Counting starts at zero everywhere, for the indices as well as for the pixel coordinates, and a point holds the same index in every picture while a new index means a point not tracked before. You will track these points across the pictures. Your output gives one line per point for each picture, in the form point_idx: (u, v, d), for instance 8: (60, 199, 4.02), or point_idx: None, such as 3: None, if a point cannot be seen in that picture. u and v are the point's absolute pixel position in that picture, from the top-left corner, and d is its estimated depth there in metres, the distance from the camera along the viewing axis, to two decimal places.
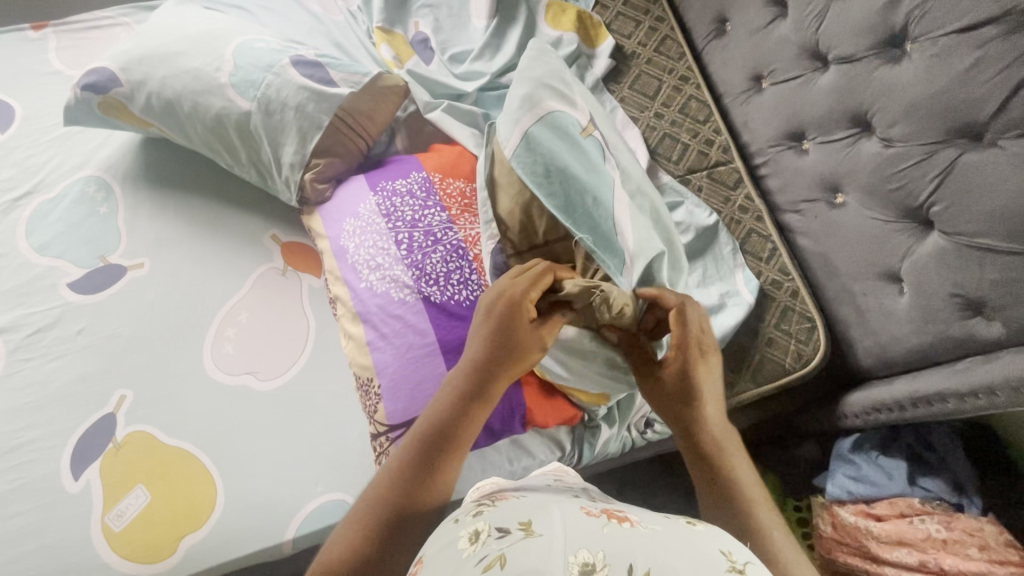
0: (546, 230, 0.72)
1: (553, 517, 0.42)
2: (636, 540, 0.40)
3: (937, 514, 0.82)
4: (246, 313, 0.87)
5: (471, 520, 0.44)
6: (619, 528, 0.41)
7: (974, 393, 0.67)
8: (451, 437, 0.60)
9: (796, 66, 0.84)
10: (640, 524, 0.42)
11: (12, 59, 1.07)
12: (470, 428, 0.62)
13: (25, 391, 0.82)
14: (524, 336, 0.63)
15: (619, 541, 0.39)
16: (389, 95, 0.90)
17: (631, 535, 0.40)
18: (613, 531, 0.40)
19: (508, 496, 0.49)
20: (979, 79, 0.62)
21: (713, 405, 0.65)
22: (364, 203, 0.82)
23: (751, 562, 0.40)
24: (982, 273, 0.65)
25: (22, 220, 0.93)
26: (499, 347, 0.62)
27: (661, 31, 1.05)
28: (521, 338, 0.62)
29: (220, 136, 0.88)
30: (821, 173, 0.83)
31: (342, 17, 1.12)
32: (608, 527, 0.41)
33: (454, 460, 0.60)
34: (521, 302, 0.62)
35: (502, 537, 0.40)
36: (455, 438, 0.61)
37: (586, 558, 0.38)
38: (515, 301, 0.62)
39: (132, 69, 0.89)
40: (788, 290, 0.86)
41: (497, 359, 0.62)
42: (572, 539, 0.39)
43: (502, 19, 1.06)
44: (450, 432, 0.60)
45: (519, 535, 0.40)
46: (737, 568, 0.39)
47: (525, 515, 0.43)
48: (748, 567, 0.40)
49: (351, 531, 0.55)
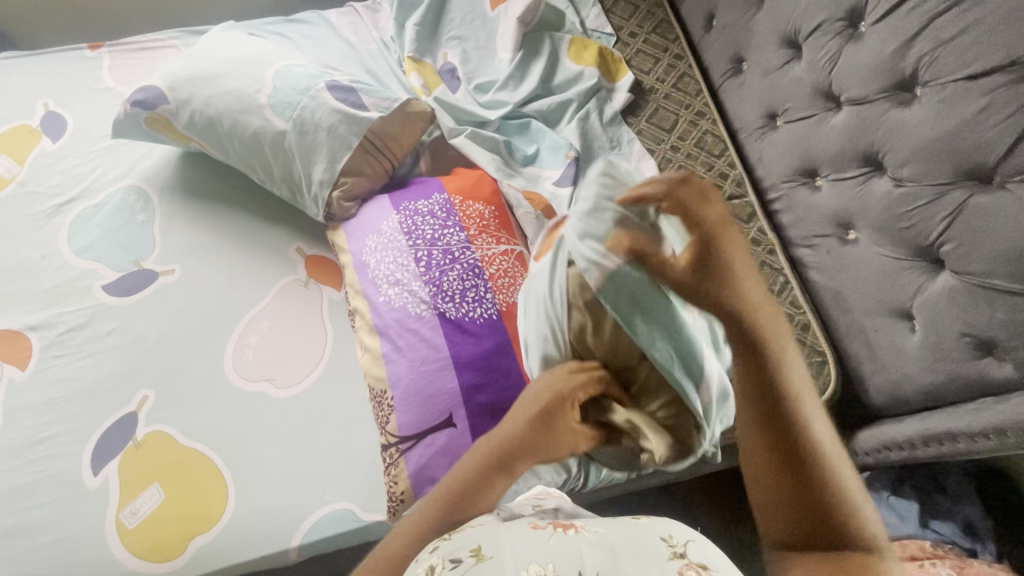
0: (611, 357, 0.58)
1: (502, 538, 0.46)
2: (581, 547, 0.44)
3: (949, 559, 0.78)
4: (267, 322, 0.91)
5: (427, 556, 0.46)
6: (564, 536, 0.46)
7: (984, 434, 0.67)
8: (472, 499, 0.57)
9: (810, 106, 0.87)
10: (584, 529, 0.47)
11: (68, 75, 1.15)
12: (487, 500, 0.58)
13: (54, 387, 0.85)
14: (558, 433, 0.57)
15: (566, 551, 0.44)
16: (416, 120, 0.94)
17: (577, 541, 0.45)
18: (559, 541, 0.45)
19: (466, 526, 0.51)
20: (987, 124, 0.64)
21: (754, 289, 0.50)
22: (386, 221, 0.86)
23: (692, 541, 0.46)
24: (992, 313, 0.66)
25: (65, 225, 0.98)
26: (532, 436, 0.57)
27: (679, 68, 1.09)
28: (556, 434, 0.57)
29: (255, 152, 0.93)
30: (833, 209, 0.84)
31: (376, 46, 1.19)
32: (554, 538, 0.46)
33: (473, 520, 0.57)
34: (570, 399, 0.57)
35: (454, 568, 0.43)
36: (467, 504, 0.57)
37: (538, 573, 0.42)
38: (555, 399, 0.56)
39: (179, 89, 0.95)
40: (799, 324, 0.87)
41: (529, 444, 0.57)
42: (522, 558, 0.43)
43: (526, 53, 1.11)
44: (470, 495, 0.57)
45: (471, 562, 0.43)
46: (677, 551, 0.44)
47: (477, 541, 0.46)
48: (688, 547, 0.45)
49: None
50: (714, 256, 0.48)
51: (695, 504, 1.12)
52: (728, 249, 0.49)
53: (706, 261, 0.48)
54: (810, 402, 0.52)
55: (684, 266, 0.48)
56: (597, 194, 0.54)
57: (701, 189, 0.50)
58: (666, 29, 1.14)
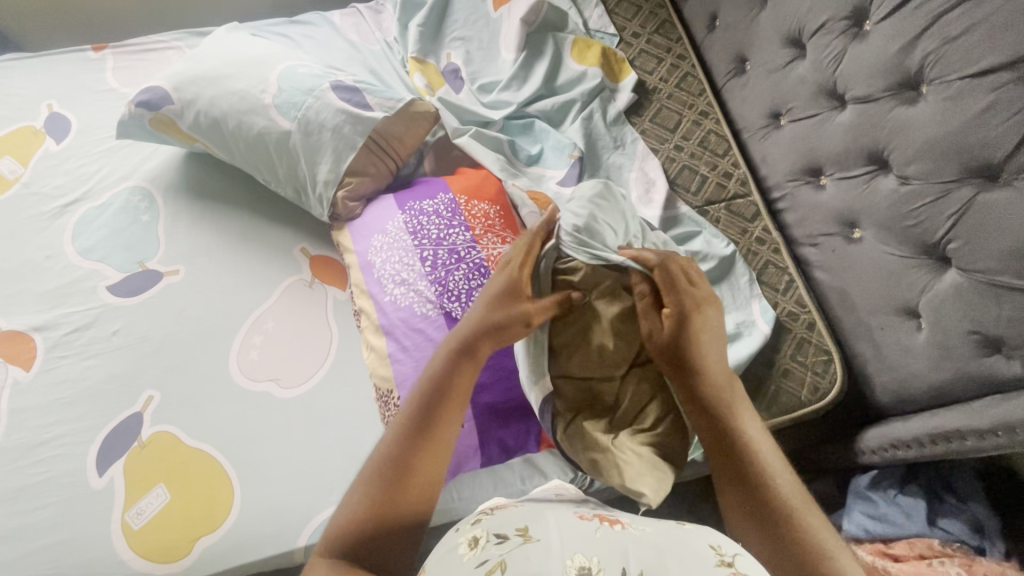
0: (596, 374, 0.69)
1: (551, 526, 0.45)
2: (628, 544, 0.44)
3: (957, 558, 0.79)
4: (272, 322, 0.91)
5: (469, 527, 0.47)
6: (610, 531, 0.46)
7: (994, 431, 0.67)
8: (446, 397, 0.60)
9: (814, 105, 0.87)
10: (632, 526, 0.47)
11: (72, 76, 1.15)
12: (461, 387, 0.61)
13: (59, 388, 0.85)
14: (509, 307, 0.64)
15: (612, 545, 0.43)
16: (421, 119, 0.94)
17: (623, 537, 0.44)
18: (606, 535, 0.45)
19: (507, 505, 0.51)
20: (993, 122, 0.64)
21: (717, 359, 0.63)
22: (392, 221, 0.86)
23: (741, 556, 0.44)
24: (999, 311, 0.66)
25: (69, 225, 0.98)
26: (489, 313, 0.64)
27: (682, 68, 1.09)
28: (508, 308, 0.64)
29: (260, 153, 0.93)
30: (838, 208, 0.84)
31: (379, 47, 1.19)
32: (602, 533, 0.45)
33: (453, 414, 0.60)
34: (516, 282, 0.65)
35: (500, 543, 0.43)
36: (446, 396, 0.60)
37: (584, 562, 0.41)
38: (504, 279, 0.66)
39: (184, 89, 0.95)
40: (804, 323, 0.88)
41: (489, 321, 0.63)
42: (569, 545, 0.43)
43: (530, 53, 1.11)
44: (445, 390, 0.61)
45: (518, 540, 0.44)
46: (726, 561, 0.43)
47: (522, 521, 0.46)
48: (737, 560, 0.44)
49: (354, 503, 0.55)
50: (692, 320, 0.63)
51: (702, 505, 1.11)
52: (696, 323, 0.64)
53: (682, 324, 0.63)
54: (767, 450, 0.58)
55: (667, 326, 0.64)
56: (590, 214, 0.72)
57: (684, 271, 0.66)
58: (669, 29, 1.14)
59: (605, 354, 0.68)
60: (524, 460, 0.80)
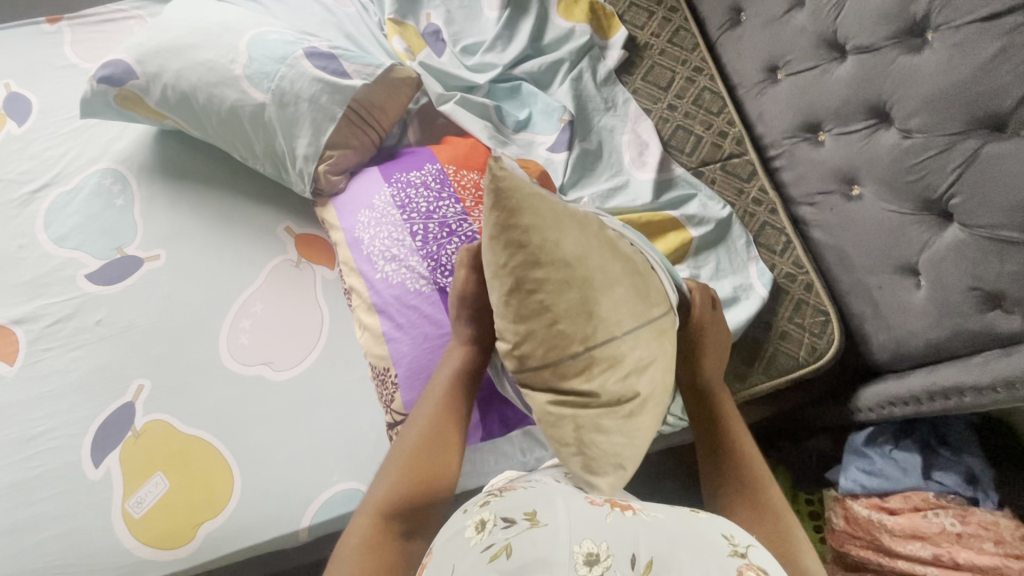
0: (545, 351, 0.55)
1: (558, 507, 0.45)
2: (637, 530, 0.44)
3: (952, 508, 0.83)
4: (261, 305, 0.88)
5: (478, 509, 0.46)
6: (622, 516, 0.46)
7: (993, 387, 0.66)
8: (455, 387, 0.68)
9: (814, 57, 0.83)
10: (642, 512, 0.47)
11: (28, 52, 1.08)
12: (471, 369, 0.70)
13: (47, 380, 0.83)
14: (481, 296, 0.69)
15: (622, 531, 0.43)
16: (402, 86, 0.89)
17: (633, 523, 0.45)
18: (616, 521, 0.44)
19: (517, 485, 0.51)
20: (1001, 70, 0.61)
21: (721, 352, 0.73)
22: (378, 194, 0.83)
23: (751, 544, 0.46)
24: (1001, 267, 0.65)
25: (40, 212, 0.94)
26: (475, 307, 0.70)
27: (674, 22, 1.04)
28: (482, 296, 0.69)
29: (235, 128, 0.89)
30: (835, 165, 0.82)
31: (354, 9, 1.12)
32: (611, 516, 0.45)
33: (466, 407, 0.68)
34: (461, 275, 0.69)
35: (507, 527, 0.43)
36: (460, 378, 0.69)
37: (591, 549, 0.41)
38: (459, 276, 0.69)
39: (148, 62, 0.89)
40: (802, 283, 0.86)
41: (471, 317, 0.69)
42: (577, 531, 0.42)
43: (514, 11, 1.06)
44: (458, 373, 0.69)
45: (525, 525, 0.43)
46: (738, 550, 0.44)
47: (530, 505, 0.46)
48: (749, 549, 0.45)
49: (397, 472, 0.63)
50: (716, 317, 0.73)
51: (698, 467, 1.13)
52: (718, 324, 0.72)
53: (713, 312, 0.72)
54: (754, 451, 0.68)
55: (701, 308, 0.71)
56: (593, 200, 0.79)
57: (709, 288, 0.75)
58: None
59: (563, 333, 0.55)
60: (524, 433, 0.79)
